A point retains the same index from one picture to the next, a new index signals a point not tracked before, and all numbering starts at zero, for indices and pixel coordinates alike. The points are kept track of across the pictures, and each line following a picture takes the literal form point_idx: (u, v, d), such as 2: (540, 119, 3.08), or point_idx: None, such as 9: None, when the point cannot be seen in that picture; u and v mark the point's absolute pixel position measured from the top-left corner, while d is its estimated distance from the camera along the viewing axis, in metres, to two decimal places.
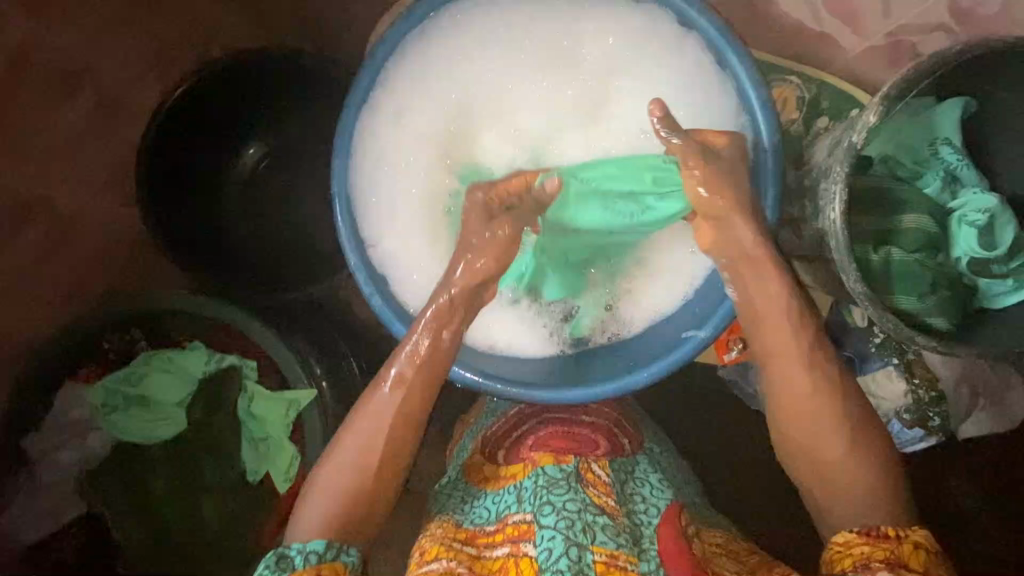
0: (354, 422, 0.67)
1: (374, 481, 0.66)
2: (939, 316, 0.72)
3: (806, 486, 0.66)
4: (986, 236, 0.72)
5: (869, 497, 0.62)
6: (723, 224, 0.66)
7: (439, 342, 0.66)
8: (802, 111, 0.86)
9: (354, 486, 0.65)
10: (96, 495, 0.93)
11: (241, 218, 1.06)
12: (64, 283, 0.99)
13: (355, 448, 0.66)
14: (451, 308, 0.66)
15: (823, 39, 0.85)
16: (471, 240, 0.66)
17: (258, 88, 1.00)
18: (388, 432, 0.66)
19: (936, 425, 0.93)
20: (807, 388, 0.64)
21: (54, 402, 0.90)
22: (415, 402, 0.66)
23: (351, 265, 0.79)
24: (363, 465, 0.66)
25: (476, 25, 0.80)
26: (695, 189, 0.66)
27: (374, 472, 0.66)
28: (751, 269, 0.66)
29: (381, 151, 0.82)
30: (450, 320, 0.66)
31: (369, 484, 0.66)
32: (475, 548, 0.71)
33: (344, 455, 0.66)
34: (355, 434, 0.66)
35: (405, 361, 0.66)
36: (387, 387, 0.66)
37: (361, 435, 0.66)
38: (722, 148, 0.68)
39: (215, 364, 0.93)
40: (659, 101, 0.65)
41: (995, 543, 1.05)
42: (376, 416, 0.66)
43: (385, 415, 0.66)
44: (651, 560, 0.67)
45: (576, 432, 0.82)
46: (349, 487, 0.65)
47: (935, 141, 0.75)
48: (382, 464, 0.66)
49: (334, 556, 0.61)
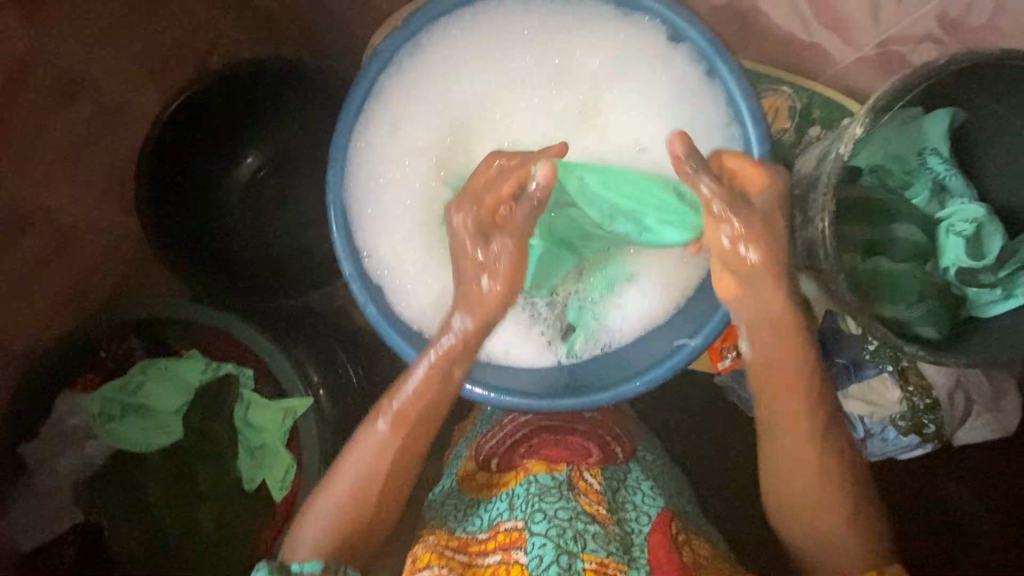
0: (355, 450, 0.71)
1: (375, 503, 0.71)
2: (928, 325, 0.73)
3: (774, 512, 0.74)
4: (973, 246, 0.73)
5: (830, 524, 0.70)
6: (749, 278, 0.67)
7: (446, 378, 0.71)
8: (793, 120, 0.89)
9: (356, 510, 0.70)
10: (93, 502, 0.94)
11: (241, 228, 1.08)
12: (64, 291, 1.00)
13: (355, 476, 0.70)
14: (463, 349, 0.71)
15: (812, 49, 0.85)
16: (480, 283, 0.70)
17: (254, 97, 1.01)
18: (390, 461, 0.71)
19: (931, 432, 0.93)
20: (792, 432, 0.70)
21: (53, 409, 0.91)
22: (412, 432, 0.71)
23: (346, 275, 0.80)
24: (365, 490, 0.70)
25: (470, 36, 0.81)
26: (720, 238, 0.67)
27: (374, 497, 0.71)
28: (754, 324, 0.70)
29: (375, 161, 0.82)
30: (461, 359, 0.71)
31: (370, 506, 0.71)
32: (467, 555, 0.71)
33: (346, 479, 0.70)
34: (354, 460, 0.71)
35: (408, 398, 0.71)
36: (387, 421, 0.71)
37: (361, 465, 0.70)
38: (752, 194, 0.68)
39: (211, 372, 0.94)
40: (683, 135, 0.69)
41: (992, 548, 1.05)
42: (374, 447, 0.71)
43: (387, 446, 0.71)
44: (641, 569, 0.68)
45: (569, 440, 0.83)
46: (351, 510, 0.70)
47: (924, 151, 0.75)
48: (383, 488, 0.71)
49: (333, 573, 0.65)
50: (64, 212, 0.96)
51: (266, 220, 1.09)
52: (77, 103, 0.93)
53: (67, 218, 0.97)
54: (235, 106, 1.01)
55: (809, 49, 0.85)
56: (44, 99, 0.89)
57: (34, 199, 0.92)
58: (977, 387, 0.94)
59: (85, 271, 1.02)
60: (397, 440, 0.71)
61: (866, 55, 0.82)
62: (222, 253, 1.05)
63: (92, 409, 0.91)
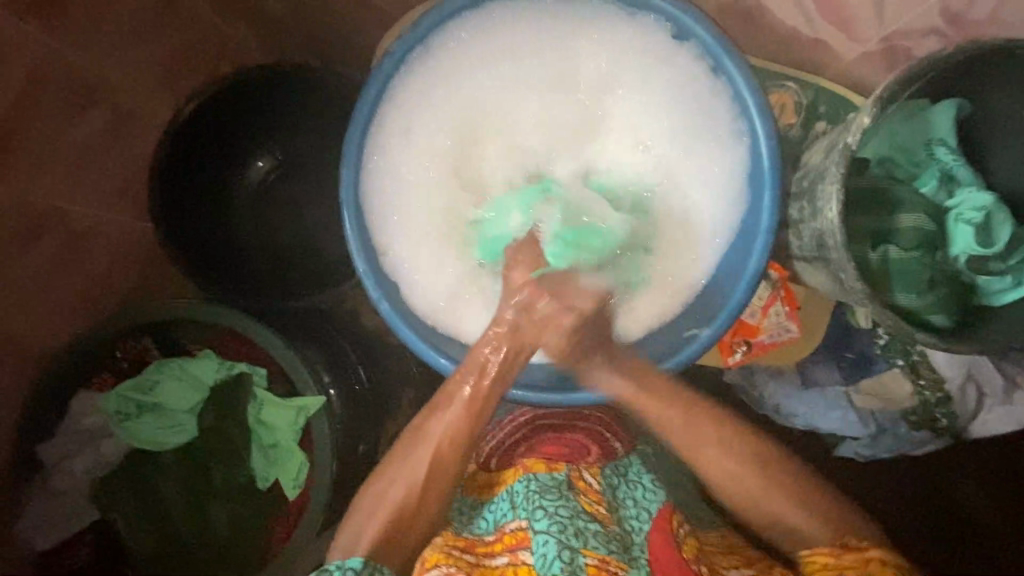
0: (383, 470, 0.74)
1: (411, 518, 0.71)
2: (937, 313, 0.74)
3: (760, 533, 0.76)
4: (982, 234, 0.73)
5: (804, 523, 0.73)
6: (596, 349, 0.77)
7: (479, 390, 0.73)
8: (800, 116, 0.89)
9: (394, 524, 0.70)
10: (106, 502, 0.95)
11: (251, 227, 1.08)
12: (78, 296, 1.01)
13: (399, 490, 0.72)
14: (508, 334, 0.75)
15: (818, 45, 0.85)
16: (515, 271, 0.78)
17: (267, 101, 1.03)
18: (431, 469, 0.72)
19: (942, 425, 0.94)
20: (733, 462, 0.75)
21: (67, 410, 0.92)
22: (456, 445, 0.72)
23: (359, 271, 0.80)
24: (402, 505, 0.71)
25: (478, 36, 0.81)
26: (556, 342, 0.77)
27: (411, 523, 0.71)
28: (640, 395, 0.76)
29: (386, 162, 0.83)
30: (505, 345, 0.74)
31: (407, 523, 0.71)
32: (474, 556, 0.72)
33: (376, 493, 0.73)
34: (395, 474, 0.73)
35: (456, 405, 0.73)
36: (432, 435, 0.73)
37: (404, 478, 0.72)
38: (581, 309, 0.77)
39: (226, 370, 0.95)
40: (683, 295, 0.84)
41: (1005, 543, 1.04)
42: (410, 471, 0.72)
43: (423, 461, 0.72)
44: (641, 569, 0.69)
45: (566, 437, 0.85)
46: (386, 526, 0.70)
47: (931, 142, 0.75)
48: (420, 504, 0.71)
49: (370, 575, 0.67)
50: (79, 217, 0.98)
51: (274, 220, 1.09)
52: (90, 111, 0.95)
53: (81, 224, 0.99)
54: (246, 111, 1.03)
55: (815, 45, 0.85)
56: (60, 109, 0.91)
57: (49, 201, 0.94)
58: (990, 382, 0.93)
59: (100, 277, 1.03)
60: (444, 447, 0.72)
61: (871, 50, 0.83)
62: (232, 256, 1.06)
63: (106, 408, 0.92)
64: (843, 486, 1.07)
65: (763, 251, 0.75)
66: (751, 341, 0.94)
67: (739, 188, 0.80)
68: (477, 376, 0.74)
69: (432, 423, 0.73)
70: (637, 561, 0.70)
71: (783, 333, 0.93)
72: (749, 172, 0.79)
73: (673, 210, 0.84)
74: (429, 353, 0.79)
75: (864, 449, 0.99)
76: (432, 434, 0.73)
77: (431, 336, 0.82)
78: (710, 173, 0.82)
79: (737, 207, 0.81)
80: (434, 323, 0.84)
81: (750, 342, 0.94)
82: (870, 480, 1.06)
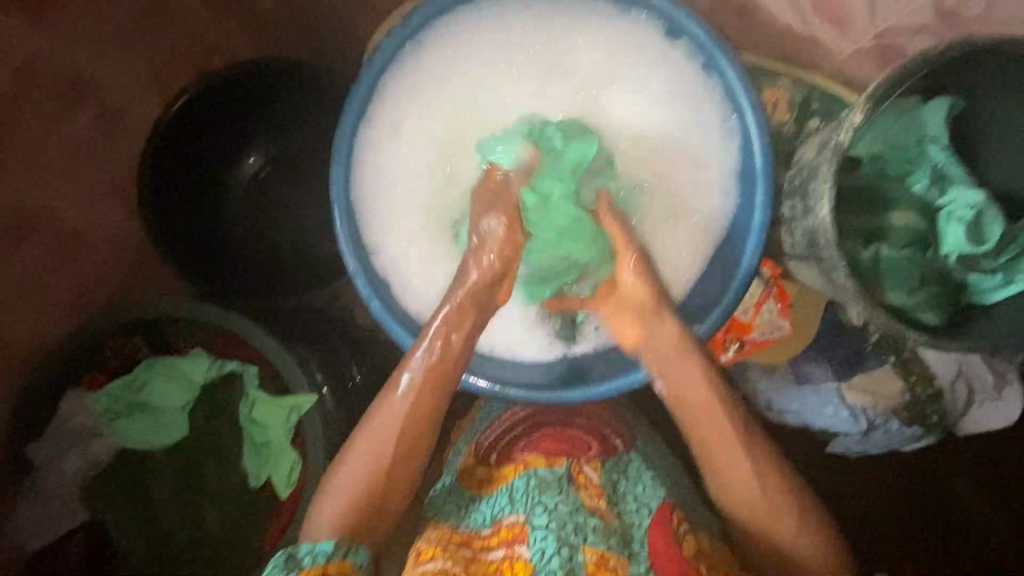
0: (355, 446, 0.72)
1: (379, 499, 0.71)
2: (927, 311, 0.74)
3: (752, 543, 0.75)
4: (974, 232, 0.73)
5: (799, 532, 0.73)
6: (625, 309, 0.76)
7: (448, 346, 0.72)
8: (793, 113, 0.87)
9: (361, 507, 0.71)
10: (96, 502, 0.94)
11: (240, 222, 1.06)
12: (66, 295, 1.00)
13: (362, 469, 0.71)
14: (459, 313, 0.72)
15: (812, 42, 0.85)
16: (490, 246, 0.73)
17: (258, 97, 1.02)
18: (397, 452, 0.72)
19: (935, 422, 0.94)
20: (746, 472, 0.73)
21: (56, 410, 0.91)
22: (420, 416, 0.72)
23: (351, 269, 0.80)
24: (368, 486, 0.71)
25: (472, 33, 0.81)
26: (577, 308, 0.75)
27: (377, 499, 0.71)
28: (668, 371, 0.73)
29: (378, 159, 0.83)
30: (460, 324, 0.72)
31: (375, 506, 0.71)
32: (471, 550, 0.72)
33: (349, 472, 0.72)
34: (361, 451, 0.72)
35: (418, 366, 0.72)
36: (398, 395, 0.72)
37: (371, 460, 0.71)
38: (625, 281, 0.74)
39: (216, 370, 0.94)
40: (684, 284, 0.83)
41: (998, 539, 1.05)
42: (378, 443, 0.72)
43: (390, 435, 0.71)
44: (642, 563, 0.69)
45: (567, 432, 0.83)
46: (353, 506, 0.70)
47: (923, 139, 0.74)
48: (389, 486, 0.72)
49: (343, 556, 0.66)
50: (69, 215, 0.97)
51: (267, 217, 1.07)
52: (80, 107, 0.94)
53: (71, 222, 0.98)
54: (240, 106, 1.02)
55: (808, 42, 0.86)
56: (48, 106, 0.91)
57: (37, 199, 0.93)
58: (980, 378, 0.94)
59: (88, 274, 1.01)
60: (409, 426, 0.72)
61: (864, 48, 0.83)
62: (224, 253, 1.05)
63: (97, 407, 0.91)
64: (838, 482, 1.07)
65: (756, 248, 0.76)
66: (744, 339, 0.95)
67: (732, 186, 0.81)
68: (442, 352, 0.72)
69: (394, 399, 0.72)
70: (636, 556, 0.70)
71: (774, 330, 0.95)
72: (740, 170, 0.80)
73: (668, 207, 0.83)
74: None
75: (856, 446, 0.99)
76: (396, 407, 0.72)
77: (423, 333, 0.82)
78: (703, 169, 0.82)
79: (728, 205, 0.81)
80: (426, 320, 0.83)
81: (743, 340, 0.95)
82: (865, 477, 1.07)
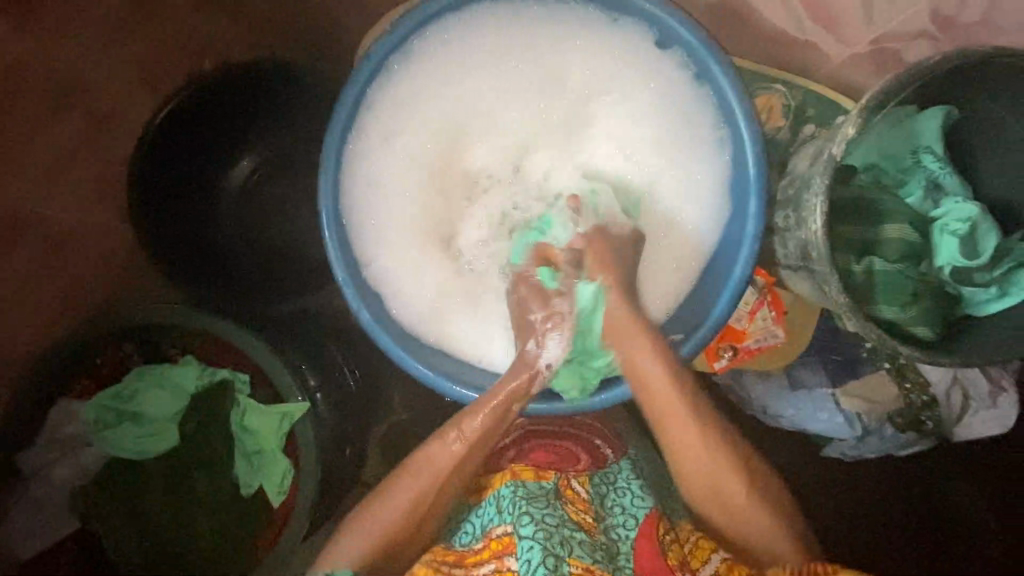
0: (387, 494, 0.73)
1: (411, 532, 0.73)
2: (922, 325, 0.74)
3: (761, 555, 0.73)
4: (968, 246, 0.72)
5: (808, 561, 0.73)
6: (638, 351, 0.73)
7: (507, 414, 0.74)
8: (788, 119, 0.87)
9: (390, 543, 0.71)
10: (89, 512, 0.93)
11: (233, 225, 1.05)
12: (53, 303, 0.98)
13: (400, 507, 0.72)
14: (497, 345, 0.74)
15: (807, 46, 0.85)
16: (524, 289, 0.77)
17: (249, 99, 1.01)
18: (426, 506, 0.73)
19: (928, 429, 0.94)
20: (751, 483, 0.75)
21: (48, 417, 0.91)
22: (461, 470, 0.73)
23: (339, 279, 0.79)
24: (403, 526, 0.72)
25: (461, 39, 0.80)
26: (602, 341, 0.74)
27: (406, 541, 0.73)
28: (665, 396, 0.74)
29: (365, 172, 0.82)
30: None
31: (405, 540, 0.73)
32: (463, 568, 0.71)
33: (380, 514, 0.72)
34: (400, 489, 0.73)
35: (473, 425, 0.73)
36: (447, 445, 0.73)
37: (408, 503, 0.72)
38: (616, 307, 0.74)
39: (209, 376, 0.94)
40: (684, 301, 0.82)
41: (996, 544, 1.04)
42: (415, 494, 0.72)
43: (432, 479, 0.72)
44: None
45: (559, 444, 0.84)
46: (386, 545, 0.71)
47: (918, 150, 0.74)
48: (422, 524, 0.73)
49: None
50: (56, 221, 0.96)
51: (257, 222, 1.06)
52: (70, 111, 0.94)
53: (61, 227, 0.96)
54: (231, 107, 1.01)
55: (805, 48, 0.86)
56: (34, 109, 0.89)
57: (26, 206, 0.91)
58: (977, 386, 0.93)
59: (72, 282, 0.99)
60: (448, 470, 0.73)
61: (860, 52, 0.83)
62: (219, 256, 1.04)
63: (88, 418, 0.91)
64: (829, 487, 1.07)
65: (748, 260, 0.74)
66: (737, 346, 0.94)
67: (726, 190, 0.80)
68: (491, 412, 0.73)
69: (440, 453, 0.73)
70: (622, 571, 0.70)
71: (769, 338, 0.94)
72: (731, 181, 0.79)
73: (668, 214, 0.82)
74: (410, 360, 0.78)
75: (851, 451, 0.98)
76: (439, 461, 0.73)
77: (414, 343, 0.81)
78: (698, 178, 0.81)
79: (722, 219, 0.80)
80: (422, 334, 0.83)
81: (736, 347, 0.94)
82: (860, 481, 1.06)
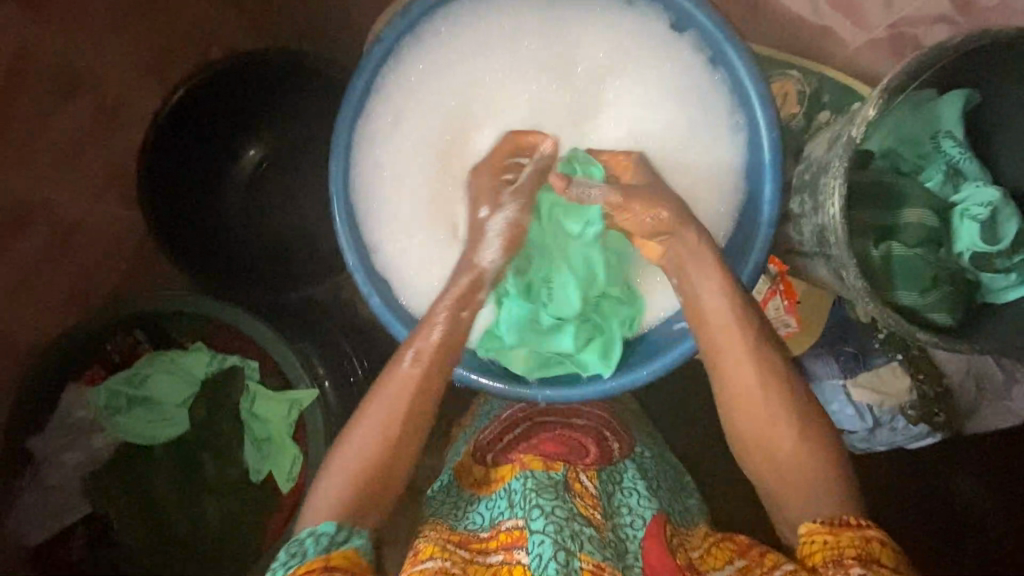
0: (352, 431, 0.68)
1: (385, 476, 0.67)
2: (940, 311, 0.73)
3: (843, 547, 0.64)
4: (989, 230, 0.72)
5: None
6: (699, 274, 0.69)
7: (459, 321, 0.71)
8: (803, 105, 0.85)
9: (369, 483, 0.66)
10: (100, 495, 0.94)
11: (240, 216, 1.06)
12: (62, 290, 0.98)
13: (366, 446, 0.67)
14: (469, 288, 0.72)
15: (824, 33, 0.86)
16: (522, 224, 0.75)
17: (261, 83, 0.99)
18: (390, 445, 0.67)
19: (941, 420, 0.92)
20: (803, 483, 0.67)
21: (59, 403, 0.91)
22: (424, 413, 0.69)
23: (350, 265, 0.79)
24: (372, 470, 0.66)
25: (475, 25, 0.80)
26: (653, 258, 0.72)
27: (381, 487, 0.67)
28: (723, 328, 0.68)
29: (375, 157, 0.82)
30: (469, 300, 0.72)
31: (377, 489, 0.66)
32: (468, 552, 0.69)
33: (346, 456, 0.67)
34: (365, 424, 0.68)
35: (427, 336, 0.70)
36: (405, 363, 0.69)
37: (372, 442, 0.67)
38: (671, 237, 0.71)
39: (218, 364, 0.94)
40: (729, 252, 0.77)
41: (1004, 538, 1.04)
42: (380, 425, 0.67)
43: (392, 412, 0.67)
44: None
45: (567, 436, 0.82)
46: (357, 490, 0.66)
47: (937, 134, 0.74)
48: (391, 471, 0.67)
49: (345, 539, 0.62)
50: (63, 205, 0.95)
51: (267, 210, 1.06)
52: (77, 98, 0.93)
53: (72, 213, 0.96)
54: (240, 96, 1.00)
55: (819, 34, 0.86)
56: (45, 92, 0.89)
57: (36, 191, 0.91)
58: (991, 377, 0.93)
59: (82, 269, 1.00)
60: (415, 402, 0.68)
61: (878, 38, 0.83)
62: (227, 244, 1.04)
63: (98, 400, 0.91)
64: None
65: (765, 247, 0.74)
66: None
67: (737, 176, 0.79)
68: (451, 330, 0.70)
69: (392, 378, 0.68)
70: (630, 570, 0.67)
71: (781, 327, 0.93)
72: (746, 167, 0.79)
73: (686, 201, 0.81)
74: None
75: (862, 443, 0.96)
76: (393, 388, 0.68)
77: None
78: (712, 165, 0.80)
79: (734, 207, 0.80)
80: None
81: None
82: (872, 475, 1.05)
